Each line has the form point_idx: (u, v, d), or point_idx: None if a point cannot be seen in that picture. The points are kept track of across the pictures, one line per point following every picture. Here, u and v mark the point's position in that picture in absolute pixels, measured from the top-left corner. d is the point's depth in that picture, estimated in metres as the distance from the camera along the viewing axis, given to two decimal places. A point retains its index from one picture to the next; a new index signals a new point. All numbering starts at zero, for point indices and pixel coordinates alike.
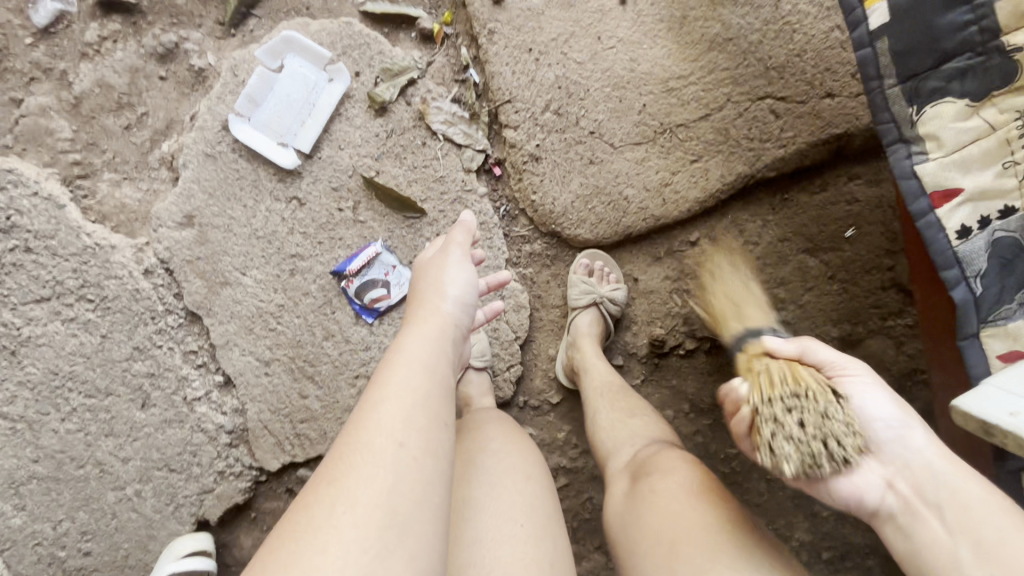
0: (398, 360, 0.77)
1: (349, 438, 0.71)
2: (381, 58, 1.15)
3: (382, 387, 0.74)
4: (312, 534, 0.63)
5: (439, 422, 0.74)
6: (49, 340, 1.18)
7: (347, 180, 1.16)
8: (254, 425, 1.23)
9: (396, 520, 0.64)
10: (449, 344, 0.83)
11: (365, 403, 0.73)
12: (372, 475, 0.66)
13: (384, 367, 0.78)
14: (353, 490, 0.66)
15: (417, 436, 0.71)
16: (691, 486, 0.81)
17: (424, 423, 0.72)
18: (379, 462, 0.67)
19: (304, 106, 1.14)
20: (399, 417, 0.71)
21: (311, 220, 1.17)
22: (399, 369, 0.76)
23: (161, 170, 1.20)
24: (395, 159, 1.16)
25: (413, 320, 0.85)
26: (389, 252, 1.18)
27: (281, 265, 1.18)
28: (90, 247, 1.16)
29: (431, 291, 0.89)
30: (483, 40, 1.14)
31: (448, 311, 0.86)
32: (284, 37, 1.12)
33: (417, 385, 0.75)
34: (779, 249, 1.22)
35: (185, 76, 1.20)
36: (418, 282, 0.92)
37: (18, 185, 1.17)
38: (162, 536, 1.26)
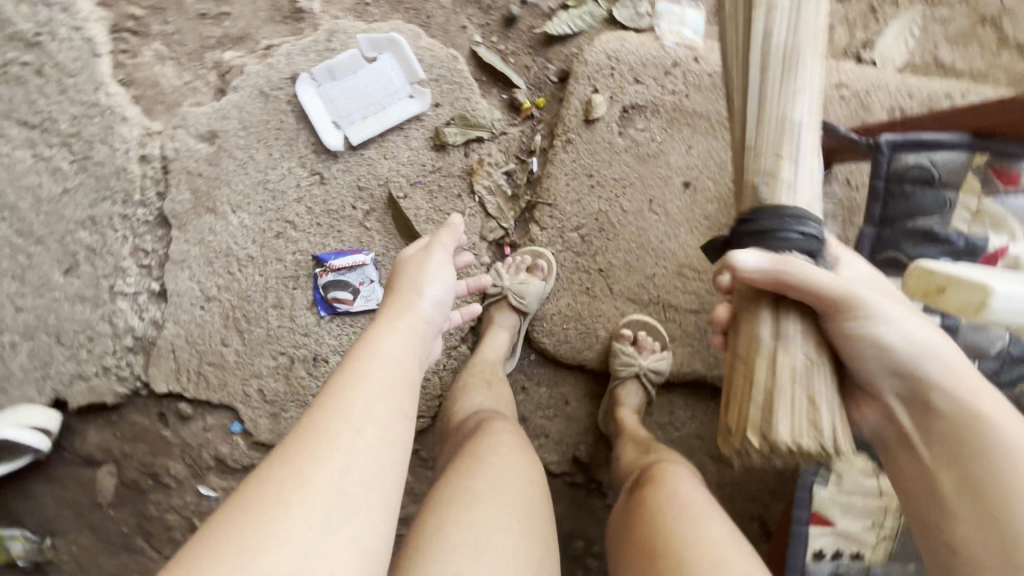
0: (372, 352, 0.72)
1: (302, 423, 0.64)
2: (464, 104, 1.18)
3: (347, 377, 0.68)
4: (250, 509, 0.56)
5: (403, 413, 0.69)
6: (11, 164, 1.14)
7: (374, 187, 1.18)
8: (163, 343, 1.22)
9: (343, 508, 0.58)
10: (423, 340, 0.79)
11: (328, 396, 0.66)
12: (324, 458, 0.60)
13: (348, 358, 0.71)
14: (298, 472, 0.59)
15: (380, 422, 0.66)
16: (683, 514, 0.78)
17: (381, 411, 0.67)
18: (332, 441, 0.62)
19: (373, 104, 1.16)
20: (358, 409, 0.65)
21: (321, 200, 1.18)
22: (372, 362, 0.71)
23: (209, 71, 1.16)
24: (426, 193, 1.20)
25: (389, 313, 0.80)
26: (373, 267, 1.20)
27: (270, 223, 1.18)
28: (103, 107, 1.13)
29: (416, 279, 0.85)
30: (558, 143, 1.20)
31: (423, 308, 0.82)
32: (391, 37, 1.15)
33: (381, 374, 0.70)
34: (692, 444, 1.32)
35: (282, 5, 1.17)
36: (402, 270, 0.87)
37: (65, 10, 1.12)
38: (13, 393, 1.22)
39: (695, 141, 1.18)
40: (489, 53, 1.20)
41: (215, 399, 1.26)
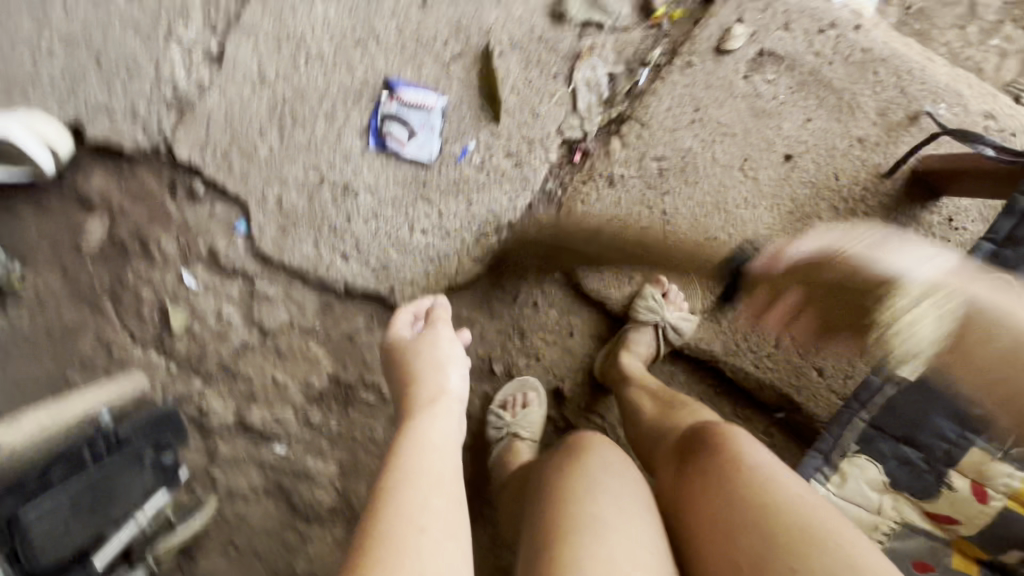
0: (409, 454, 0.80)
1: (380, 512, 0.73)
2: None
3: (399, 461, 0.79)
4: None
5: (440, 480, 0.78)
6: None
7: (473, 32, 1.09)
8: (200, 110, 1.14)
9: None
10: (452, 416, 0.89)
11: (387, 480, 0.77)
12: (404, 564, 0.67)
13: (399, 445, 0.82)
14: (382, 551, 0.67)
15: (426, 497, 0.75)
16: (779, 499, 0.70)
17: (428, 488, 0.76)
18: (396, 520, 0.71)
19: None
20: (402, 486, 0.75)
21: (414, 24, 1.10)
22: (422, 450, 0.81)
23: None
24: (523, 60, 1.10)
25: (419, 391, 0.91)
26: (440, 115, 1.13)
27: (354, 27, 1.10)
28: None
29: (424, 361, 0.95)
30: (676, 62, 1.10)
31: (453, 389, 0.92)
32: None
33: (427, 456, 0.80)
34: None
35: None
36: (400, 365, 0.97)
37: None
38: (32, 98, 1.14)
39: (815, 114, 1.09)
40: None
41: (232, 189, 1.19)
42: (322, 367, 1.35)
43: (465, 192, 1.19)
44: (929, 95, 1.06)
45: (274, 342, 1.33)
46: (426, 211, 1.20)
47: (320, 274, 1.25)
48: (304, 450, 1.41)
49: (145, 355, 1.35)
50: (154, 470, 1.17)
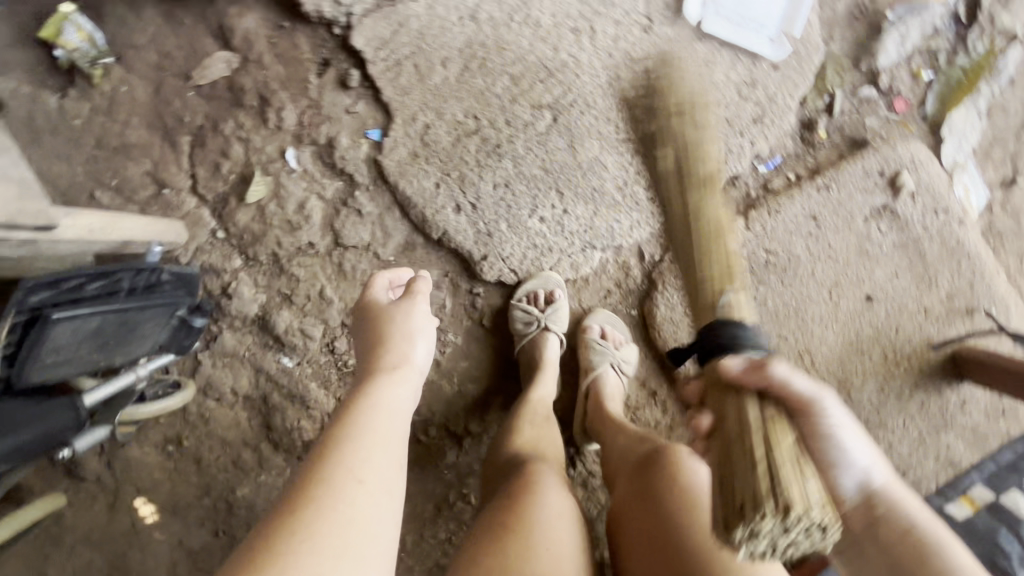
0: (359, 409, 0.77)
1: (322, 469, 0.69)
2: (790, 88, 1.20)
3: (347, 426, 0.75)
4: (290, 539, 0.63)
5: (388, 450, 0.75)
6: None
7: (674, 73, 1.17)
8: (398, 12, 1.13)
9: (331, 536, 0.64)
10: (413, 383, 0.85)
11: (337, 438, 0.73)
12: (330, 520, 0.65)
13: (353, 407, 0.77)
14: (314, 509, 0.65)
15: (366, 463, 0.71)
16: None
17: (371, 452, 0.73)
18: (337, 484, 0.68)
19: (739, 18, 1.16)
20: (345, 449, 0.72)
21: (628, 42, 1.16)
22: (378, 416, 0.77)
23: None
24: (701, 118, 1.20)
25: (383, 355, 0.84)
26: (610, 127, 1.20)
27: (577, 17, 1.15)
28: None
29: (397, 326, 0.88)
30: (816, 181, 1.24)
31: (417, 357, 0.87)
32: None
33: (378, 423, 0.76)
34: None
35: None
36: (381, 318, 0.89)
37: None
38: None
39: (902, 274, 1.25)
40: (834, 72, 1.23)
41: (387, 96, 1.16)
42: None
43: (595, 202, 1.23)
44: (988, 300, 1.25)
45: (341, 257, 1.26)
46: (552, 203, 1.23)
47: (424, 211, 1.22)
48: (311, 375, 1.31)
49: (198, 209, 1.23)
50: (174, 326, 1.04)
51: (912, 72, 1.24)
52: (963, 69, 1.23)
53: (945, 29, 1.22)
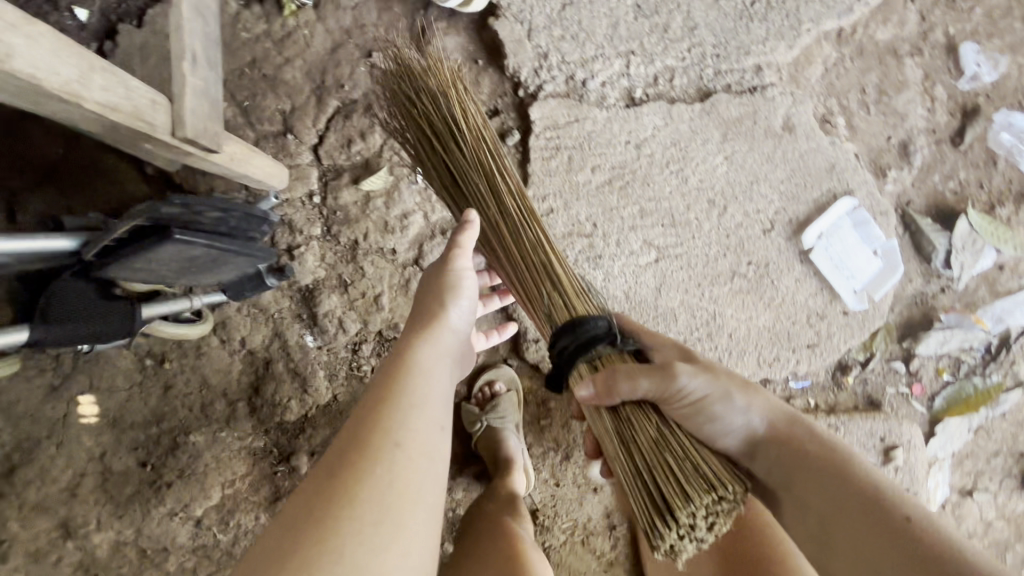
0: (398, 376, 0.83)
1: (364, 443, 0.76)
2: (848, 335, 1.34)
3: (383, 400, 0.80)
4: (336, 506, 0.71)
5: (427, 419, 0.81)
6: None
7: (769, 277, 1.29)
8: (582, 109, 1.19)
9: (378, 510, 0.72)
10: (450, 350, 0.90)
11: (374, 412, 0.79)
12: (375, 484, 0.73)
13: (398, 370, 0.83)
14: (359, 487, 0.73)
15: (406, 436, 0.78)
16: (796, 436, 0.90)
17: (415, 426, 0.79)
18: (380, 461, 0.75)
19: (840, 263, 1.30)
20: (384, 423, 0.78)
21: (749, 234, 1.27)
22: (411, 380, 0.83)
23: (828, 111, 1.29)
24: (771, 321, 1.31)
25: (421, 324, 0.89)
26: (699, 292, 1.28)
27: (721, 193, 1.25)
28: (792, 11, 1.20)
29: (438, 299, 0.90)
30: (829, 417, 1.38)
31: (454, 322, 0.91)
32: (894, 264, 1.32)
33: (412, 392, 0.82)
34: None
35: (887, 159, 1.34)
36: (427, 286, 0.92)
37: None
38: None
39: None
40: (881, 337, 1.39)
41: (532, 168, 1.20)
42: None
43: None
44: None
45: (410, 275, 1.26)
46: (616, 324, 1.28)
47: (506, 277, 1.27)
48: (323, 363, 1.29)
49: (308, 167, 1.22)
50: (251, 274, 1.00)
51: (937, 369, 1.42)
52: (977, 387, 1.41)
53: (975, 349, 1.41)
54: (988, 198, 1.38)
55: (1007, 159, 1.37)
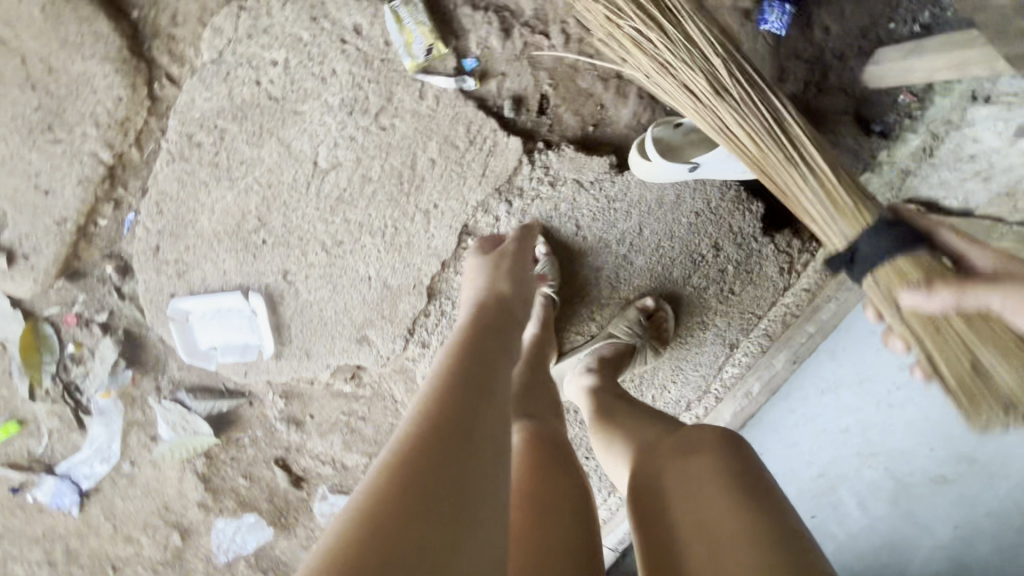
0: (435, 411, 0.67)
1: (422, 436, 0.64)
2: (149, 285, 1.32)
3: (449, 386, 0.72)
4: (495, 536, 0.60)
5: (490, 387, 0.74)
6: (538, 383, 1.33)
7: (242, 246, 1.26)
8: (487, 183, 1.18)
9: (442, 486, 0.59)
10: (493, 345, 0.84)
11: (436, 396, 0.70)
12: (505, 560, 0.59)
13: (448, 397, 0.69)
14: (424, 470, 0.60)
15: (452, 448, 0.63)
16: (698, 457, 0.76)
17: (476, 399, 0.71)
18: (441, 444, 0.63)
19: (215, 316, 1.31)
20: (457, 406, 0.68)
21: (290, 258, 1.26)
22: (447, 400, 0.69)
23: (362, 375, 1.41)
24: (200, 225, 1.26)
25: (488, 324, 0.88)
26: (263, 181, 1.21)
27: (340, 254, 1.24)
28: None
29: (520, 258, 1.06)
30: (79, 223, 1.28)
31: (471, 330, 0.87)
32: (186, 355, 1.36)
33: (481, 370, 0.76)
34: None
35: (297, 399, 1.46)
36: (496, 256, 1.06)
37: None
38: (652, 192, 1.16)
39: None
40: (134, 313, 1.39)
41: (468, 106, 1.14)
42: None
43: (237, 108, 1.17)
44: None
45: None
46: (279, 87, 1.15)
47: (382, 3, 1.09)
48: None
49: None
50: None
51: (79, 341, 1.41)
52: (42, 362, 1.41)
53: (82, 383, 1.44)
54: (217, 456, 1.53)
55: (246, 478, 1.56)
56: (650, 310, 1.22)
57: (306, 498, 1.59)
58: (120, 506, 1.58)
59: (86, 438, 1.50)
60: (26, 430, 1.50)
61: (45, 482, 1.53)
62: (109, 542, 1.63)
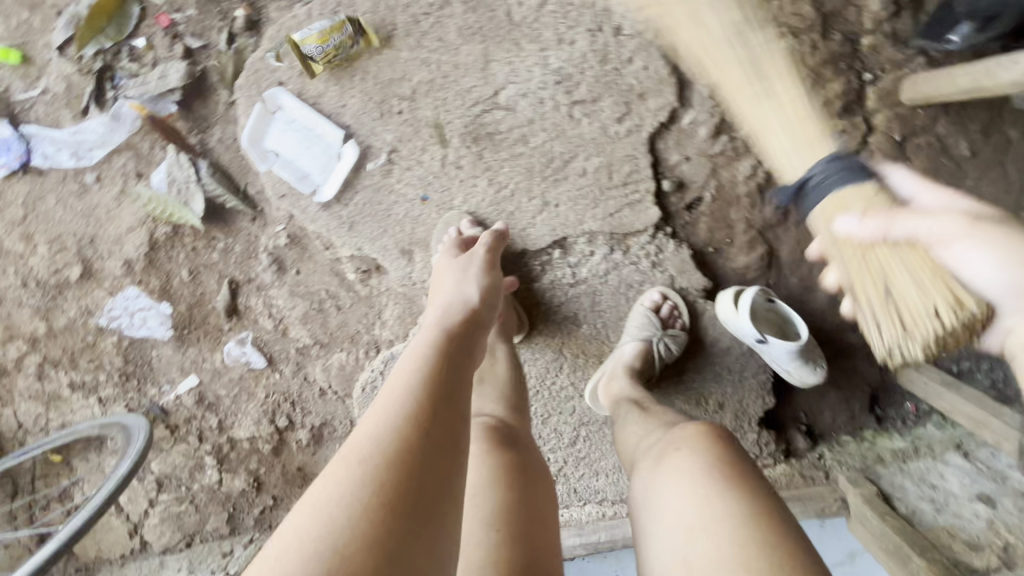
0: (375, 421, 0.73)
1: (379, 444, 0.69)
2: (268, 59, 1.24)
3: (405, 394, 0.76)
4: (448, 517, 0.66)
5: (459, 407, 0.78)
6: None
7: (376, 100, 1.21)
8: (609, 224, 1.22)
9: (397, 490, 0.64)
10: (440, 339, 0.89)
11: (388, 405, 0.75)
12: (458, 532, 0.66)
13: (407, 404, 0.74)
14: (405, 486, 0.65)
15: (408, 455, 0.68)
16: (696, 444, 0.82)
17: (446, 420, 0.75)
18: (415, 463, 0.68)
19: (302, 132, 1.25)
20: (406, 414, 0.73)
21: (407, 143, 1.23)
22: (392, 409, 0.74)
23: (371, 278, 1.38)
24: (355, 51, 1.20)
25: (457, 336, 0.90)
26: (443, 67, 1.19)
27: (451, 176, 1.24)
28: None
29: (491, 260, 1.11)
30: None
31: (424, 330, 0.93)
32: (247, 142, 1.26)
33: (448, 377, 0.81)
34: None
35: (296, 253, 1.39)
36: (471, 262, 1.10)
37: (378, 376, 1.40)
38: (716, 331, 1.27)
39: None
40: (225, 66, 1.28)
41: (646, 158, 1.19)
42: None
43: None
44: None
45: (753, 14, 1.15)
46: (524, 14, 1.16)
47: (652, 30, 1.15)
48: None
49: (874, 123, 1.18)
50: None
51: (156, 44, 1.28)
52: (103, 34, 1.28)
53: (121, 80, 1.30)
54: (182, 237, 1.42)
55: (188, 274, 1.45)
56: (663, 322, 1.21)
57: (227, 332, 1.50)
58: (49, 204, 1.41)
59: (75, 125, 1.34)
60: (26, 70, 1.32)
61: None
62: (5, 228, 1.44)
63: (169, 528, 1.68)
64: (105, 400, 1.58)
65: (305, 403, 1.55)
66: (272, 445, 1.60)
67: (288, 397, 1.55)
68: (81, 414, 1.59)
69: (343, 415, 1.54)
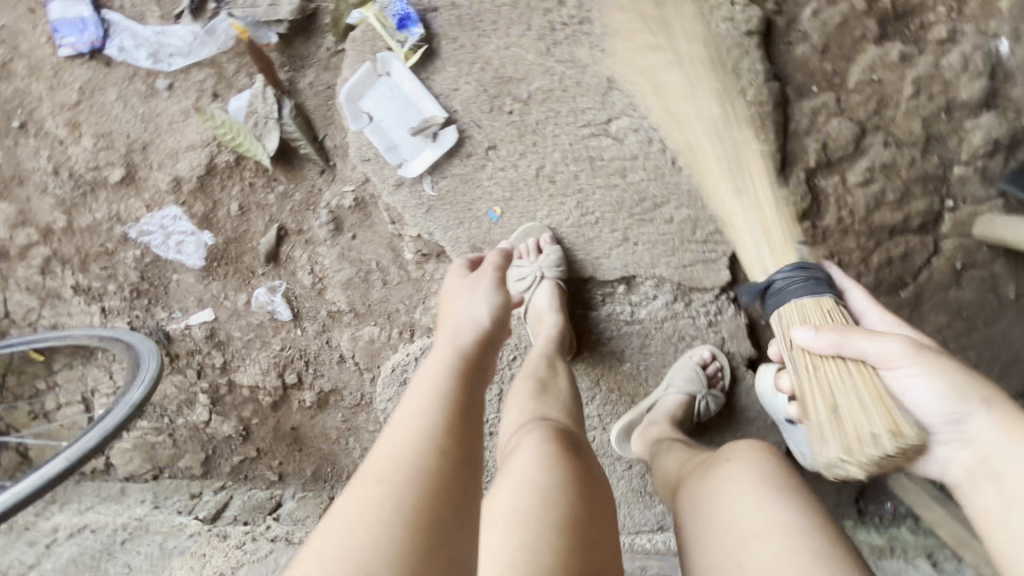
0: (400, 435, 0.73)
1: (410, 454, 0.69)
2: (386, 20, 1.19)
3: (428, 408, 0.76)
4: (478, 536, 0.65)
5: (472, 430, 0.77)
6: None
7: (490, 93, 1.20)
8: (681, 274, 1.25)
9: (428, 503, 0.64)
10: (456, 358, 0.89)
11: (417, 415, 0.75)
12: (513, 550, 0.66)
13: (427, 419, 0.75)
14: (426, 501, 0.64)
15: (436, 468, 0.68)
16: (746, 454, 0.83)
17: (462, 442, 0.73)
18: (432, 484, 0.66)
19: (405, 103, 1.22)
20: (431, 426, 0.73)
21: (509, 143, 1.21)
22: (420, 423, 0.74)
23: (428, 263, 1.36)
24: (483, 39, 1.18)
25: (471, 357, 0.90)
26: (566, 80, 1.18)
27: (542, 188, 1.23)
28: None
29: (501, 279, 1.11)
30: None
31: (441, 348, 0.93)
32: (345, 97, 1.22)
33: (465, 394, 0.81)
34: None
35: (358, 217, 1.36)
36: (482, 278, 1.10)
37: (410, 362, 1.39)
38: (747, 400, 1.31)
39: None
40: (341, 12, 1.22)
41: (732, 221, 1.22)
42: (876, 69, 1.17)
43: (617, 25, 1.16)
44: None
45: (867, 117, 1.19)
46: (659, 52, 1.16)
47: (773, 104, 1.18)
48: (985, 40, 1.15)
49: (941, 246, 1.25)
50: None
51: None
52: None
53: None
54: (243, 169, 1.35)
55: (237, 208, 1.38)
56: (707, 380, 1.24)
57: (260, 276, 1.45)
58: (108, 98, 1.32)
59: (162, 27, 1.27)
60: None
61: (80, 8, 1.27)
62: (51, 109, 1.34)
63: (140, 455, 1.61)
64: (108, 311, 1.49)
65: (319, 367, 1.50)
66: (273, 399, 1.55)
67: (303, 356, 1.50)
68: (77, 319, 1.50)
69: (354, 389, 1.50)
